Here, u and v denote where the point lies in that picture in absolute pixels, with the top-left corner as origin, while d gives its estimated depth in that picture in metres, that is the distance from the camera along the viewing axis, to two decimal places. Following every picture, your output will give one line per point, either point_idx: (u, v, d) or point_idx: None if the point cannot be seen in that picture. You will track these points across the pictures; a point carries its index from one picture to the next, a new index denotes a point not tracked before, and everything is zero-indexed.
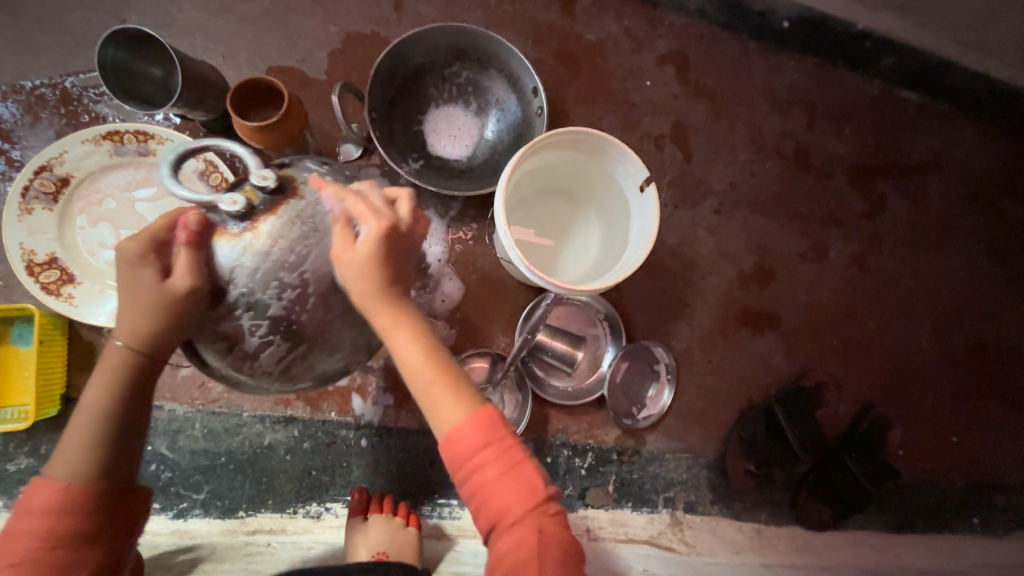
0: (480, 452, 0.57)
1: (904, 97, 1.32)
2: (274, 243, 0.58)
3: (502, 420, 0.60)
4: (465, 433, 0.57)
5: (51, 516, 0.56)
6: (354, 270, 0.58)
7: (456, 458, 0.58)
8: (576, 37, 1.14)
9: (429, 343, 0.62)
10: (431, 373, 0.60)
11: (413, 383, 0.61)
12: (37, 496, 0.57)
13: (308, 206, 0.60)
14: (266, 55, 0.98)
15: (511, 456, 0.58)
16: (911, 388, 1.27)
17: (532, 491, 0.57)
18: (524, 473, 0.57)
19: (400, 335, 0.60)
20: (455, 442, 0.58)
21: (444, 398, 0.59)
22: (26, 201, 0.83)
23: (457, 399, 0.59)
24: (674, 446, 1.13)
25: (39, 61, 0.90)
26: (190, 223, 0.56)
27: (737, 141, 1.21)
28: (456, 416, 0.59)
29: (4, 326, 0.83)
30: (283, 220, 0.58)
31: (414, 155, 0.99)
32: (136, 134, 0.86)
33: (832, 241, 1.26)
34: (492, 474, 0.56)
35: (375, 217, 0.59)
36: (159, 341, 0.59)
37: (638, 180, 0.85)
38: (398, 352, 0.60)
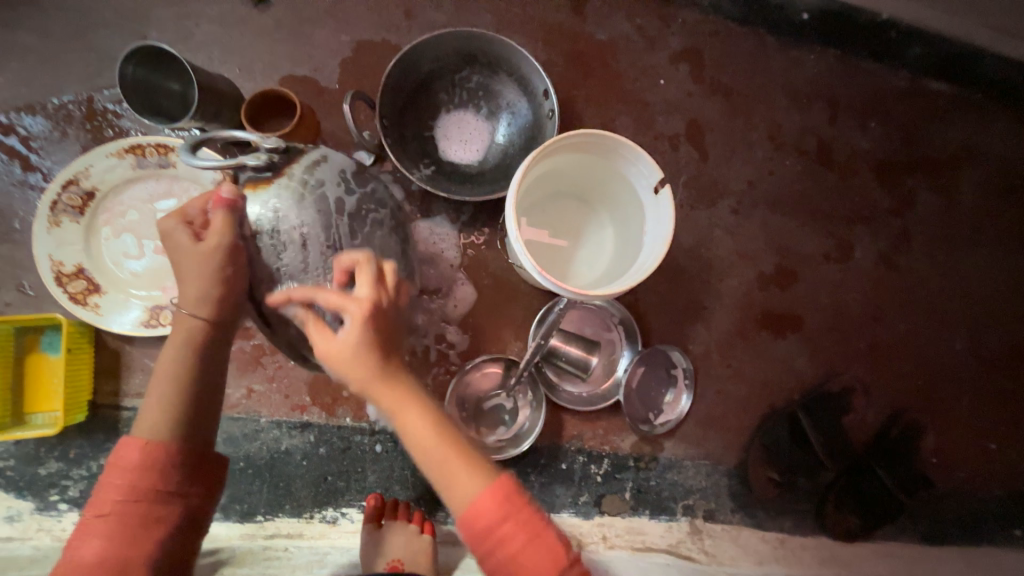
0: (503, 525, 0.57)
1: (933, 88, 1.26)
2: (303, 186, 0.63)
3: (519, 488, 0.60)
4: (482, 507, 0.58)
5: (138, 470, 0.61)
6: (342, 362, 0.59)
7: (477, 534, 0.58)
8: (587, 38, 1.13)
9: (440, 423, 0.62)
10: (443, 450, 0.61)
11: (425, 464, 0.62)
12: (125, 452, 0.62)
13: (319, 157, 0.66)
14: (280, 66, 1.00)
15: (534, 526, 0.59)
16: (945, 393, 1.21)
17: (558, 557, 0.58)
18: (549, 537, 0.59)
19: (412, 418, 0.61)
20: (478, 516, 0.58)
21: (458, 476, 0.60)
22: (54, 214, 0.86)
23: (471, 473, 0.60)
24: (693, 453, 1.10)
25: (65, 78, 0.94)
26: (224, 193, 0.61)
27: (755, 138, 1.18)
28: (472, 493, 0.59)
29: (35, 335, 0.86)
30: (304, 166, 0.64)
31: (425, 161, 0.99)
32: (156, 147, 0.89)
33: (857, 240, 1.21)
34: (519, 544, 0.57)
35: (354, 303, 0.58)
36: (214, 300, 0.64)
37: (652, 182, 0.83)
38: (408, 435, 0.61)
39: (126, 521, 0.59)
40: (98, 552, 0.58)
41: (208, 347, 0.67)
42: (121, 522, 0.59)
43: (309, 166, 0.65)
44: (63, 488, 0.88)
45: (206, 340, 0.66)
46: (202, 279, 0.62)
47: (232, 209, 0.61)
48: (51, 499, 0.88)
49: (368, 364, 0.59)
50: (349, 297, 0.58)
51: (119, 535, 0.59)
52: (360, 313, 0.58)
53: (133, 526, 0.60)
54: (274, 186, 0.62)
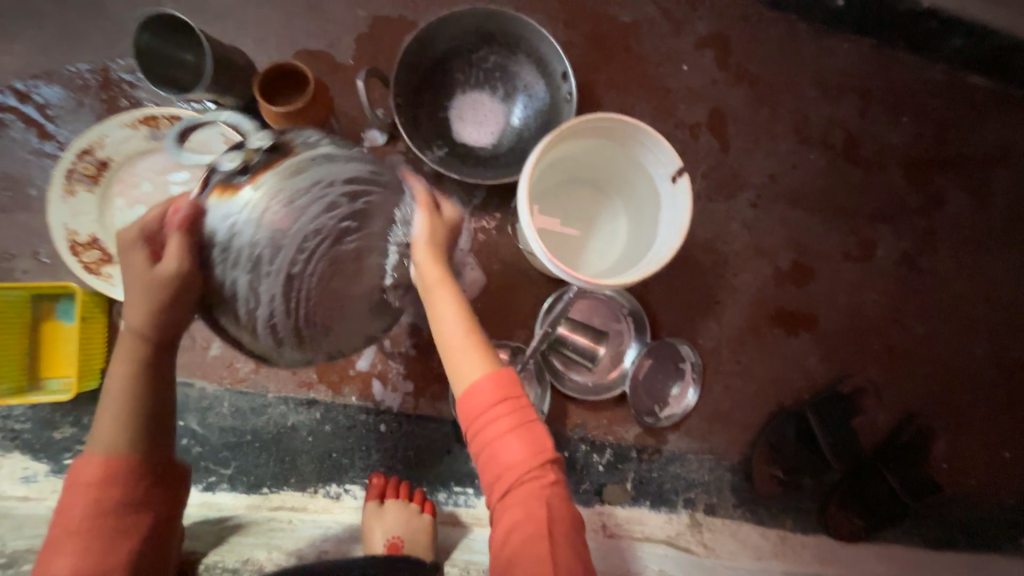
0: (496, 407, 0.60)
1: (969, 83, 1.21)
2: (271, 195, 0.58)
3: (519, 381, 0.62)
4: (479, 390, 0.61)
5: (99, 489, 0.60)
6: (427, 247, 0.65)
7: (472, 411, 0.61)
8: (609, 19, 1.09)
9: (465, 317, 0.66)
10: (464, 342, 0.64)
11: (448, 358, 0.64)
12: (82, 473, 0.60)
13: (312, 163, 0.60)
14: (295, 41, 0.98)
15: (522, 417, 0.61)
16: (960, 399, 1.19)
17: (537, 451, 0.60)
18: (533, 432, 0.60)
19: (442, 303, 0.65)
20: (474, 396, 0.61)
21: (467, 362, 0.63)
22: (70, 183, 0.87)
23: (479, 357, 0.63)
24: (697, 447, 1.09)
25: (81, 45, 0.93)
26: (182, 209, 0.57)
27: (779, 130, 1.14)
28: (475, 376, 0.62)
29: (51, 303, 0.88)
30: (282, 173, 0.58)
31: (438, 142, 0.98)
32: (170, 119, 0.88)
33: (879, 239, 1.17)
34: (502, 427, 0.59)
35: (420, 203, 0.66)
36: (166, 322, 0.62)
37: (670, 170, 0.81)
38: (437, 322, 0.65)
39: (96, 536, 0.60)
40: (70, 565, 0.58)
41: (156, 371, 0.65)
42: (91, 537, 0.59)
43: (289, 165, 0.59)
44: (76, 452, 0.90)
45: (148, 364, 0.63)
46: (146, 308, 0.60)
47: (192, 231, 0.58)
48: (65, 462, 0.90)
49: (437, 263, 0.65)
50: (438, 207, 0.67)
51: (94, 549, 0.59)
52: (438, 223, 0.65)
53: (110, 539, 0.60)
54: (244, 188, 0.57)
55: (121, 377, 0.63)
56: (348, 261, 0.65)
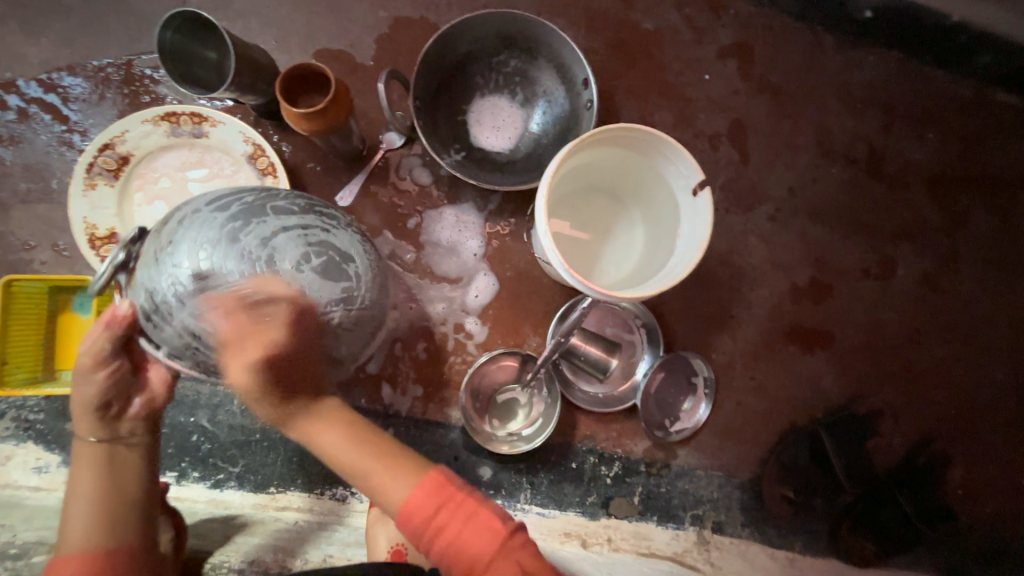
0: (437, 515, 0.59)
1: (999, 100, 1.18)
2: (173, 255, 0.63)
3: (452, 475, 0.63)
4: (415, 503, 0.60)
5: None
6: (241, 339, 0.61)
7: (416, 526, 0.59)
8: (632, 26, 1.08)
9: (359, 437, 0.64)
10: (371, 460, 0.63)
11: (365, 483, 0.63)
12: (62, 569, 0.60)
13: (201, 215, 0.65)
14: (317, 40, 0.98)
15: (471, 506, 0.60)
16: (979, 424, 1.16)
17: (494, 531, 0.59)
18: (485, 516, 0.59)
19: (326, 433, 0.64)
20: (414, 511, 0.60)
21: (392, 476, 0.62)
22: (90, 177, 0.87)
23: (399, 475, 0.62)
24: (706, 462, 1.08)
25: (105, 40, 0.94)
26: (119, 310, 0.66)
27: (801, 143, 1.12)
28: (402, 491, 0.61)
29: (69, 295, 0.89)
30: (178, 230, 0.65)
31: (456, 146, 0.97)
32: (191, 116, 0.88)
33: (901, 257, 1.15)
34: (455, 530, 0.58)
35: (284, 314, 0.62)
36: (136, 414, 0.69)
37: (691, 183, 0.80)
38: (330, 453, 0.64)
39: None
40: None
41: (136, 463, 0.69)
42: None
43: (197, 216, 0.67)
44: None
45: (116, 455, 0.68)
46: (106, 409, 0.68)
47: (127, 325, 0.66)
48: None
49: (305, 418, 0.63)
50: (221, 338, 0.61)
51: None
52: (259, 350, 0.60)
53: None
54: (155, 258, 0.64)
55: (99, 477, 0.66)
56: (289, 268, 0.64)
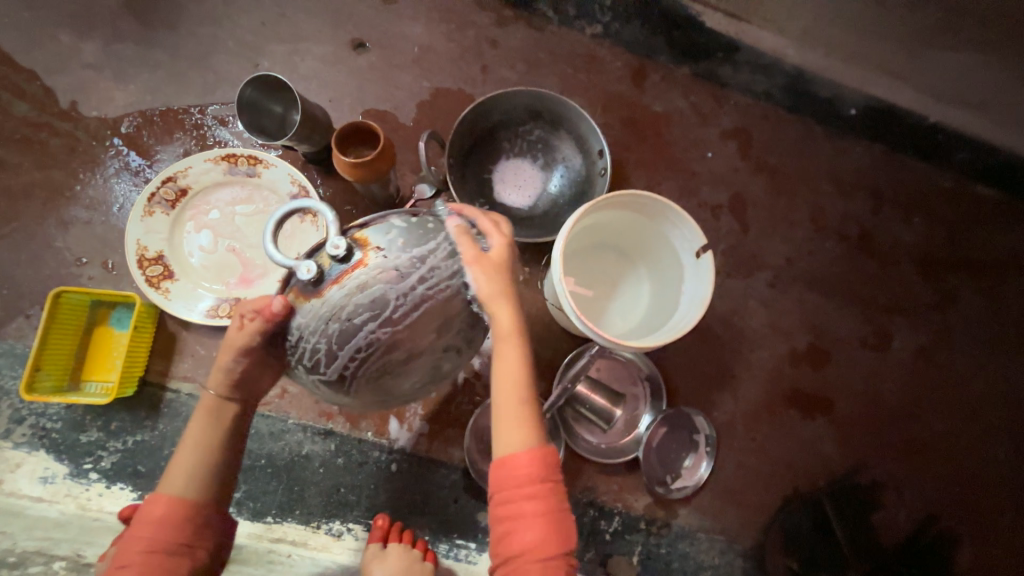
0: (532, 486, 0.61)
1: (979, 192, 1.29)
2: (334, 313, 0.61)
3: (557, 467, 0.64)
4: (518, 461, 0.62)
5: (167, 525, 0.62)
6: (486, 268, 0.65)
7: (505, 478, 0.62)
8: (643, 108, 1.21)
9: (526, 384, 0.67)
10: (518, 411, 0.65)
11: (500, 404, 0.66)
12: (153, 508, 0.63)
13: (367, 274, 0.61)
14: (366, 102, 1.12)
15: (554, 502, 0.61)
16: (985, 504, 1.15)
17: (563, 541, 0.60)
18: (561, 520, 0.61)
19: (509, 359, 0.66)
20: (513, 469, 0.61)
21: (518, 429, 0.64)
22: (150, 205, 0.96)
23: (528, 432, 0.64)
24: (708, 525, 1.06)
25: (183, 90, 1.07)
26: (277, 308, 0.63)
27: (797, 218, 1.22)
28: (518, 445, 0.63)
29: (107, 310, 0.94)
30: (343, 289, 0.61)
31: (481, 200, 1.07)
32: (249, 158, 0.99)
33: (895, 330, 1.20)
34: (535, 508, 0.60)
35: (498, 233, 0.69)
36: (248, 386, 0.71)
37: (694, 246, 0.87)
38: (500, 370, 0.67)
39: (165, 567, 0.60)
40: None
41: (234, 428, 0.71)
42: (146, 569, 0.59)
43: (385, 248, 0.62)
44: (97, 458, 0.93)
45: (227, 417, 0.69)
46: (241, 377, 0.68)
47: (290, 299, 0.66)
48: (84, 466, 0.92)
49: (514, 380, 0.66)
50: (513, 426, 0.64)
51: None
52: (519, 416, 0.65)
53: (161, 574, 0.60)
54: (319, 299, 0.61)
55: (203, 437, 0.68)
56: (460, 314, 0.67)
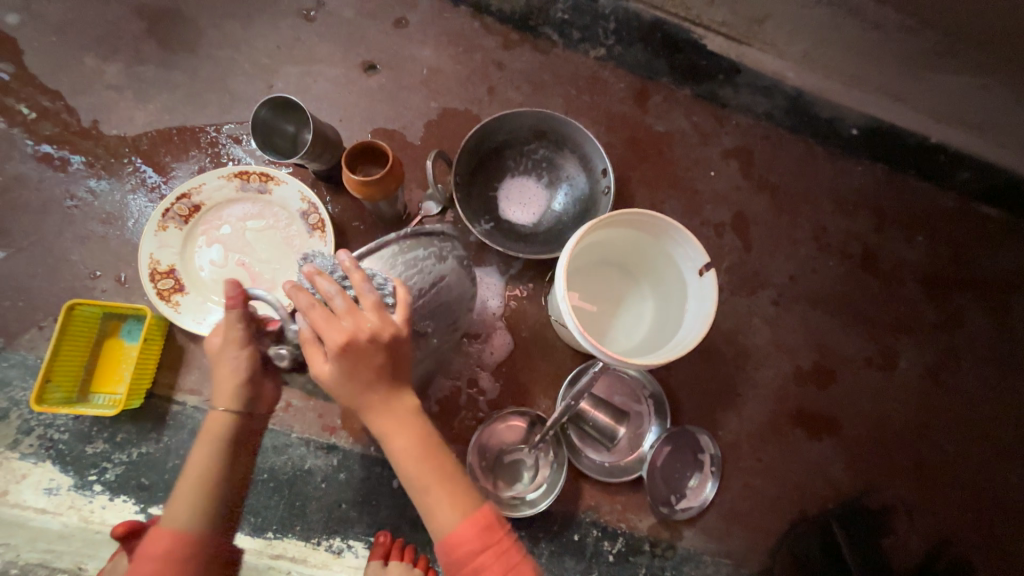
0: (480, 555, 0.62)
1: (982, 212, 1.29)
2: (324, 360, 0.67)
3: (501, 521, 0.66)
4: (461, 537, 0.63)
5: (170, 561, 0.62)
6: (334, 382, 0.62)
7: (456, 560, 0.63)
8: (646, 128, 1.24)
9: (428, 444, 0.66)
10: (431, 482, 0.64)
11: (413, 485, 0.65)
12: (156, 543, 0.63)
13: None
14: (375, 122, 1.15)
15: (507, 560, 0.63)
16: (999, 531, 1.12)
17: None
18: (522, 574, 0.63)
19: (399, 436, 0.65)
20: (456, 549, 0.63)
21: (440, 504, 0.64)
22: (163, 220, 0.98)
23: (450, 501, 0.64)
24: (713, 548, 1.04)
25: (199, 109, 1.11)
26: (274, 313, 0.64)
27: (800, 237, 1.22)
28: (449, 524, 0.63)
29: (118, 322, 0.96)
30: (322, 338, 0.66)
31: (486, 217, 1.09)
32: (260, 175, 1.01)
33: (902, 349, 1.19)
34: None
35: (337, 329, 0.60)
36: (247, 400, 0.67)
37: (697, 264, 0.88)
38: (397, 454, 0.65)
39: None
40: None
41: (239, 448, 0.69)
42: None
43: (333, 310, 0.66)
44: (101, 470, 0.93)
45: (240, 434, 0.68)
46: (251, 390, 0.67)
47: (242, 305, 0.64)
48: (88, 478, 0.92)
49: (415, 451, 0.65)
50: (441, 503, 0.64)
51: None
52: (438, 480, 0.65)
53: None
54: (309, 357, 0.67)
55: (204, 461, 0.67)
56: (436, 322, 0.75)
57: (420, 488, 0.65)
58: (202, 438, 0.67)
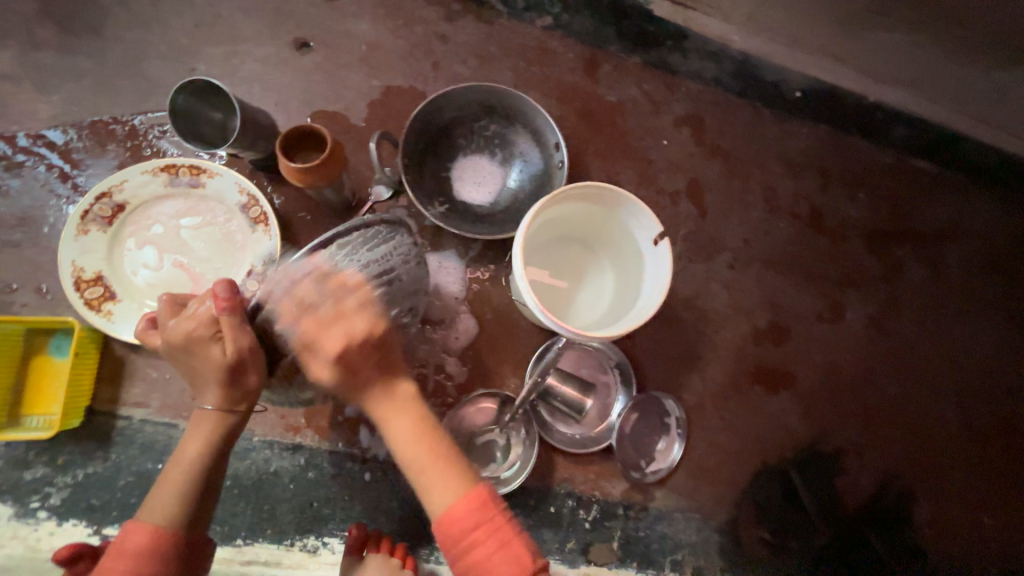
0: (473, 531, 0.61)
1: (916, 166, 1.35)
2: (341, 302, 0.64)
3: (494, 498, 0.64)
4: (455, 514, 0.62)
5: (144, 559, 0.60)
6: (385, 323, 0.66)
7: (451, 538, 0.62)
8: (598, 98, 1.22)
9: (427, 426, 0.69)
10: (426, 462, 0.66)
11: (415, 470, 0.66)
12: (131, 538, 0.61)
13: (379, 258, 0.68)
14: (314, 104, 1.08)
15: (501, 535, 0.62)
16: (937, 462, 1.22)
17: (521, 569, 0.60)
18: (515, 550, 0.61)
19: (397, 419, 0.68)
20: (452, 527, 0.62)
21: (438, 482, 0.65)
22: (84, 223, 0.90)
23: (448, 479, 0.64)
24: (683, 505, 1.09)
25: (113, 99, 1.01)
26: (220, 291, 0.61)
27: (751, 200, 1.25)
28: (448, 500, 0.63)
29: (44, 337, 0.88)
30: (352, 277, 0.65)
31: (440, 199, 1.05)
32: (190, 168, 0.94)
33: (848, 302, 1.25)
34: (485, 552, 0.60)
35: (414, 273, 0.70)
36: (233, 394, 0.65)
37: (652, 234, 0.89)
38: (395, 440, 0.67)
39: None
40: None
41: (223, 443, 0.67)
42: None
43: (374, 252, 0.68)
44: (44, 495, 0.87)
45: (230, 430, 0.67)
46: (229, 381, 0.64)
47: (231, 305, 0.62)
48: (31, 505, 0.87)
49: (416, 433, 0.67)
50: (438, 486, 0.64)
51: None
52: (434, 463, 0.66)
53: None
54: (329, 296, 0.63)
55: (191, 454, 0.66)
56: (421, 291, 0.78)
57: (417, 477, 0.66)
58: (192, 431, 0.67)
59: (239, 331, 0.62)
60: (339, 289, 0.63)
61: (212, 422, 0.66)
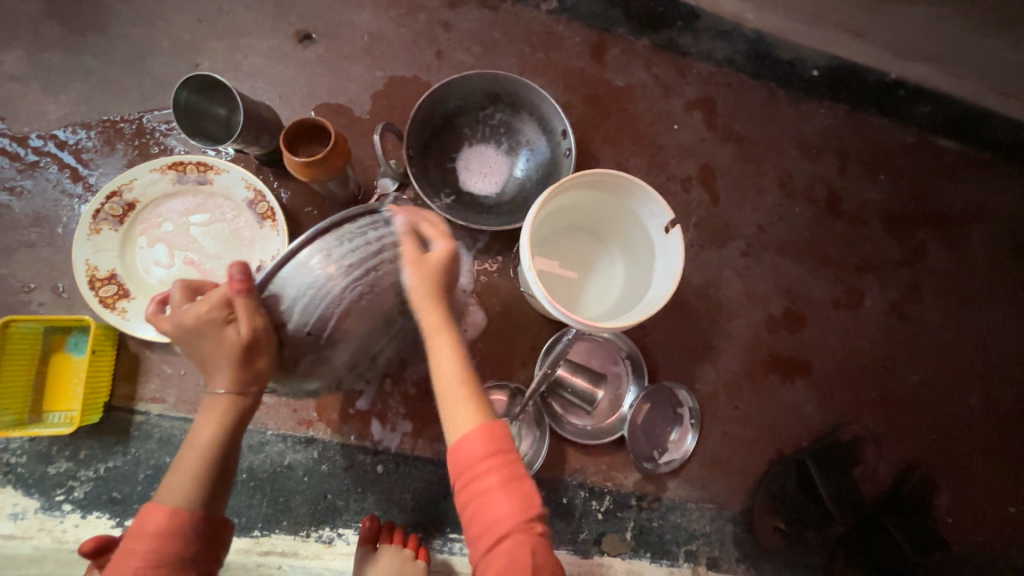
0: (481, 462, 0.60)
1: (941, 145, 1.29)
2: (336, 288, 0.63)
3: (511, 439, 0.63)
4: (467, 442, 0.61)
5: (161, 538, 0.59)
6: (423, 270, 0.66)
7: (460, 465, 0.61)
8: (605, 84, 1.19)
9: (466, 363, 0.67)
10: (459, 390, 0.65)
11: (443, 391, 0.66)
12: (148, 519, 0.60)
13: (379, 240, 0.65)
14: (318, 97, 1.07)
15: (512, 473, 0.61)
16: (959, 450, 1.19)
17: (525, 507, 0.59)
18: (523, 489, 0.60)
19: (443, 348, 0.67)
20: (462, 448, 0.61)
21: (461, 405, 0.64)
22: (96, 222, 0.91)
23: (472, 408, 0.64)
24: (697, 495, 1.08)
25: (119, 98, 1.01)
26: (235, 273, 0.59)
27: (765, 185, 1.21)
28: (465, 428, 0.62)
29: (62, 335, 0.90)
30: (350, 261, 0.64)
31: (446, 191, 1.04)
32: (198, 165, 0.94)
33: (867, 288, 1.22)
34: (491, 481, 0.60)
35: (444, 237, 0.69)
36: (243, 378, 0.63)
37: (663, 221, 0.86)
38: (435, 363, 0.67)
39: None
40: None
41: (237, 428, 0.66)
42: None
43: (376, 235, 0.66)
44: (69, 489, 0.90)
45: (243, 417, 0.66)
46: (240, 366, 0.62)
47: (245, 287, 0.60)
48: (56, 498, 0.89)
49: (455, 363, 0.66)
50: (462, 416, 0.63)
51: None
52: (463, 395, 0.65)
53: None
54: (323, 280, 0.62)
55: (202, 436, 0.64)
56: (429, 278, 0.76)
57: (444, 395, 0.66)
58: (205, 414, 0.65)
59: (252, 315, 0.61)
60: (343, 278, 0.63)
61: (225, 406, 0.64)
